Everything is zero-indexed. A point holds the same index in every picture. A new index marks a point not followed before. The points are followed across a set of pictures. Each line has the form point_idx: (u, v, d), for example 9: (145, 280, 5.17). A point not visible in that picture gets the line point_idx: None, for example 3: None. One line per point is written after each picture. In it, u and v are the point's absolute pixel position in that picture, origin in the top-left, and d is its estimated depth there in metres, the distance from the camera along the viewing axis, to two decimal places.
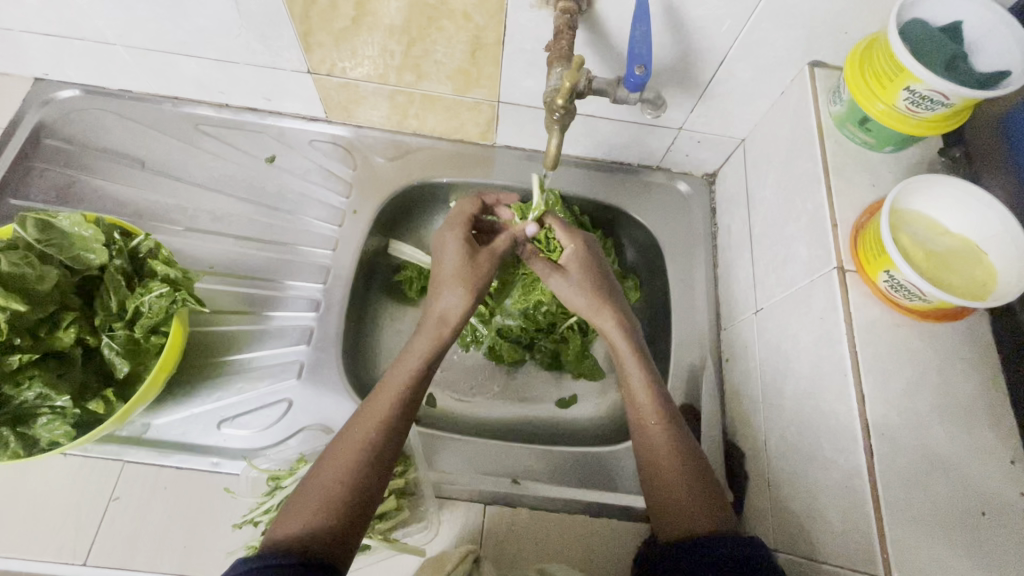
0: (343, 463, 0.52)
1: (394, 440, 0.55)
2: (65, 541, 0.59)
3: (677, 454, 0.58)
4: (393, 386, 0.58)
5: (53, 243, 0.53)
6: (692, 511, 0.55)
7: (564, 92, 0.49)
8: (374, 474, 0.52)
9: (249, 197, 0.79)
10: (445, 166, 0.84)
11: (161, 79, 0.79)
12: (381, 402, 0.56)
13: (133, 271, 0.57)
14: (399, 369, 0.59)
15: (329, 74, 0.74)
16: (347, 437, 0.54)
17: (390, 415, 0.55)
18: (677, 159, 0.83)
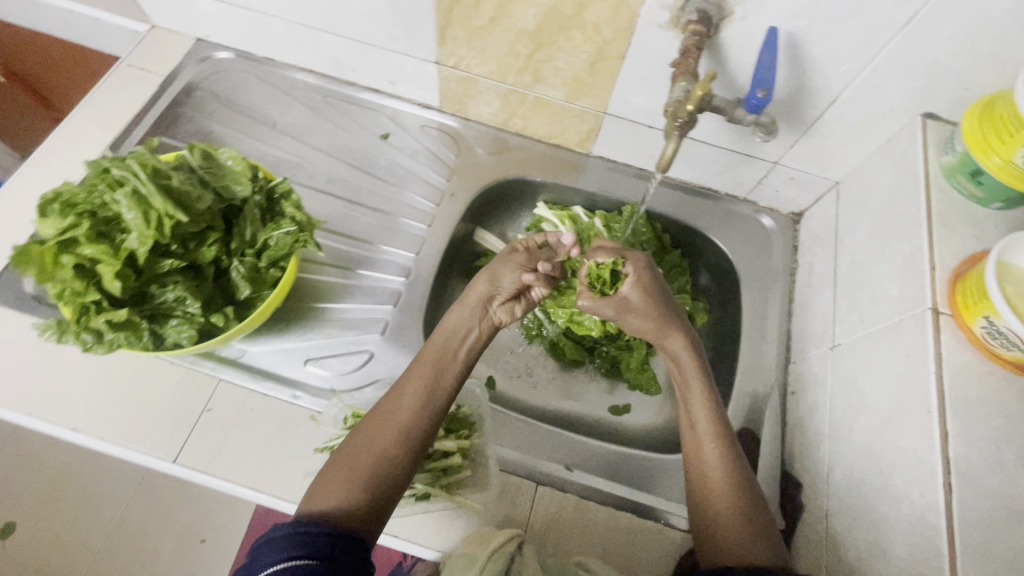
0: (377, 439, 0.56)
1: (423, 417, 0.58)
2: (160, 438, 0.65)
3: (732, 478, 0.57)
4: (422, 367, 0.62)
5: (211, 172, 0.60)
6: (743, 538, 0.53)
7: (694, 98, 0.52)
8: (406, 448, 0.56)
9: (361, 167, 0.86)
10: (539, 167, 0.89)
11: (304, 53, 0.88)
12: (411, 382, 0.60)
13: (268, 208, 0.64)
14: (428, 352, 0.63)
15: (455, 67, 0.81)
16: (376, 426, 0.57)
17: (420, 393, 0.59)
18: (765, 193, 0.85)
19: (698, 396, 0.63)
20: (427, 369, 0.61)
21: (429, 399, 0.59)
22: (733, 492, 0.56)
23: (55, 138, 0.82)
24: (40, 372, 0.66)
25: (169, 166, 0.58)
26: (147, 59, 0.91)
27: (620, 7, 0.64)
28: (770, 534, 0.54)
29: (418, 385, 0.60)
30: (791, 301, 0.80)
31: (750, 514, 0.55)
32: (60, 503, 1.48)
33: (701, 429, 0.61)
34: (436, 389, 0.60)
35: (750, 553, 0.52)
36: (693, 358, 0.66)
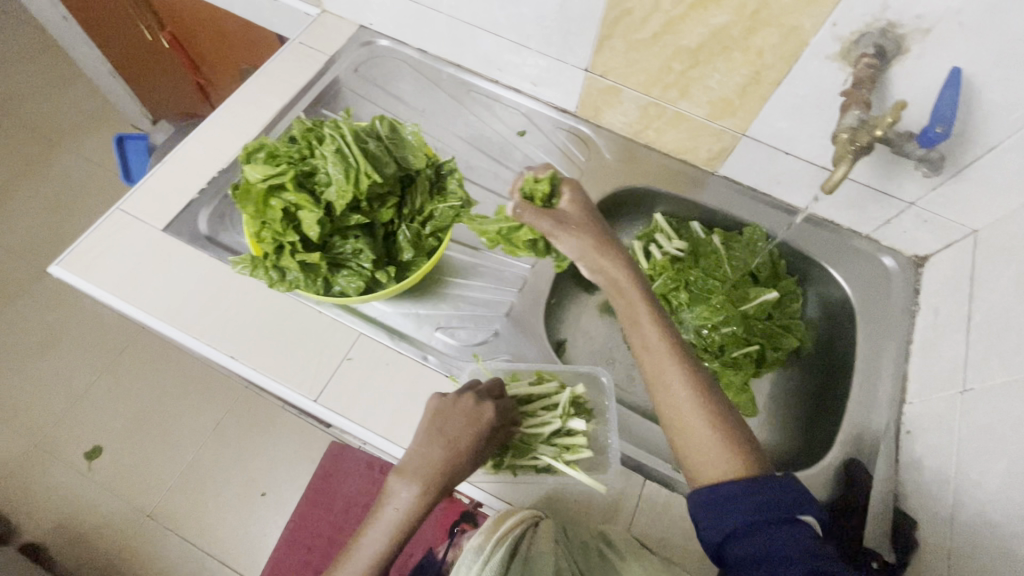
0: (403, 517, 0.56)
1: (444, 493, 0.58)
2: (306, 377, 0.70)
3: (700, 408, 0.57)
4: (444, 447, 0.58)
5: (395, 142, 0.67)
6: (724, 457, 0.55)
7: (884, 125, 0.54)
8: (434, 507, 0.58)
9: (497, 158, 0.92)
10: (664, 178, 0.92)
11: (458, 48, 0.95)
12: (437, 457, 0.58)
13: (434, 182, 0.71)
14: (446, 429, 0.59)
15: (603, 75, 0.85)
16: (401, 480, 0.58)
17: (443, 470, 0.57)
18: (890, 232, 0.86)
19: (663, 345, 0.60)
20: (452, 450, 0.58)
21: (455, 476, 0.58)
22: (713, 432, 0.56)
23: (234, 99, 0.91)
24: (209, 301, 0.74)
25: (365, 133, 0.65)
26: (316, 39, 1.00)
27: (791, 35, 0.67)
28: (749, 448, 0.56)
29: (439, 466, 0.57)
30: (910, 342, 0.80)
31: (710, 440, 0.56)
32: (144, 434, 1.59)
33: (677, 396, 0.58)
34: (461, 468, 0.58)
35: (732, 470, 0.54)
36: (624, 271, 0.63)
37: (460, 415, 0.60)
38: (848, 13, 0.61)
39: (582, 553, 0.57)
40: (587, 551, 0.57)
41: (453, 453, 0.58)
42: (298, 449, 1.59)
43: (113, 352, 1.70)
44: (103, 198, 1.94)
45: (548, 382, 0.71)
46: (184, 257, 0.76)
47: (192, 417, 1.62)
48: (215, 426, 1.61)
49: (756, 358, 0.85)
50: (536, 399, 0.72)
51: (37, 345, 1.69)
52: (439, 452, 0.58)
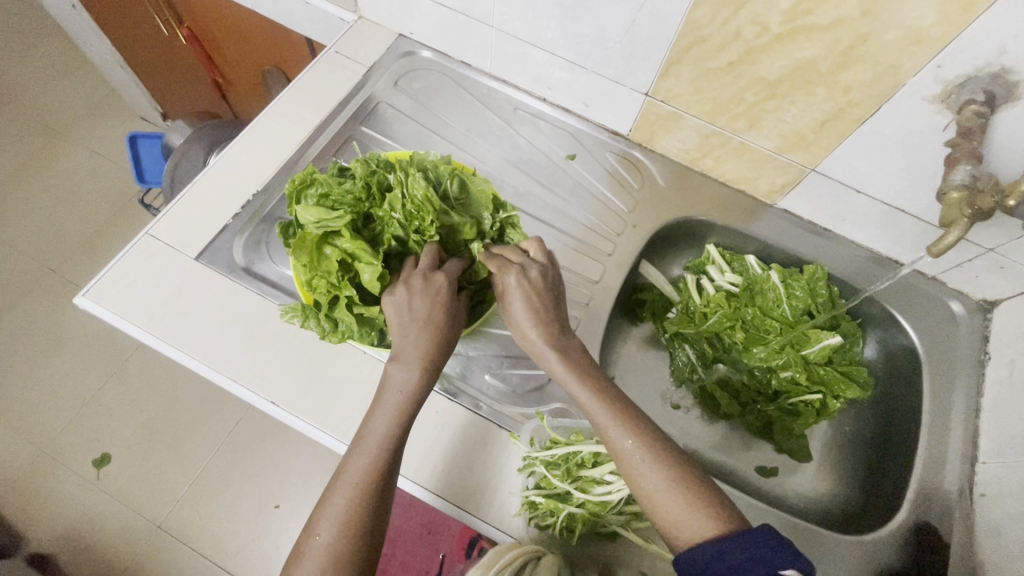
0: (334, 534, 0.49)
1: (381, 494, 0.52)
2: (352, 426, 0.66)
3: (661, 477, 0.52)
4: (374, 445, 0.53)
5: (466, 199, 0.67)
6: (690, 513, 0.50)
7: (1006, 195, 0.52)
8: (376, 511, 0.51)
9: (545, 182, 0.87)
10: (721, 210, 0.88)
11: (506, 65, 0.90)
12: (362, 461, 0.53)
13: None
14: (377, 424, 0.54)
15: (663, 101, 0.80)
16: (334, 490, 0.52)
17: (373, 472, 0.52)
18: (961, 276, 0.81)
19: (607, 422, 0.56)
20: (382, 448, 0.53)
21: (386, 468, 0.53)
22: (671, 487, 0.52)
23: (269, 114, 0.85)
24: (248, 339, 0.69)
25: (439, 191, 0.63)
26: (353, 49, 0.94)
27: (887, 73, 0.62)
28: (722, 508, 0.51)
29: (365, 471, 0.52)
30: (980, 395, 0.76)
31: (669, 492, 0.52)
32: (154, 442, 1.54)
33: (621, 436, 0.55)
34: (394, 455, 0.54)
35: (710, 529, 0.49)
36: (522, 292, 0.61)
37: (421, 291, 0.58)
38: (957, 55, 0.57)
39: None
40: None
41: (388, 445, 0.53)
42: (311, 462, 1.54)
43: (123, 356, 1.65)
44: (111, 195, 1.88)
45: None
46: (220, 290, 0.71)
47: (204, 426, 1.57)
48: (226, 436, 1.57)
49: (817, 407, 0.80)
50: (604, 461, 0.63)
51: (44, 347, 1.64)
52: (371, 452, 0.53)
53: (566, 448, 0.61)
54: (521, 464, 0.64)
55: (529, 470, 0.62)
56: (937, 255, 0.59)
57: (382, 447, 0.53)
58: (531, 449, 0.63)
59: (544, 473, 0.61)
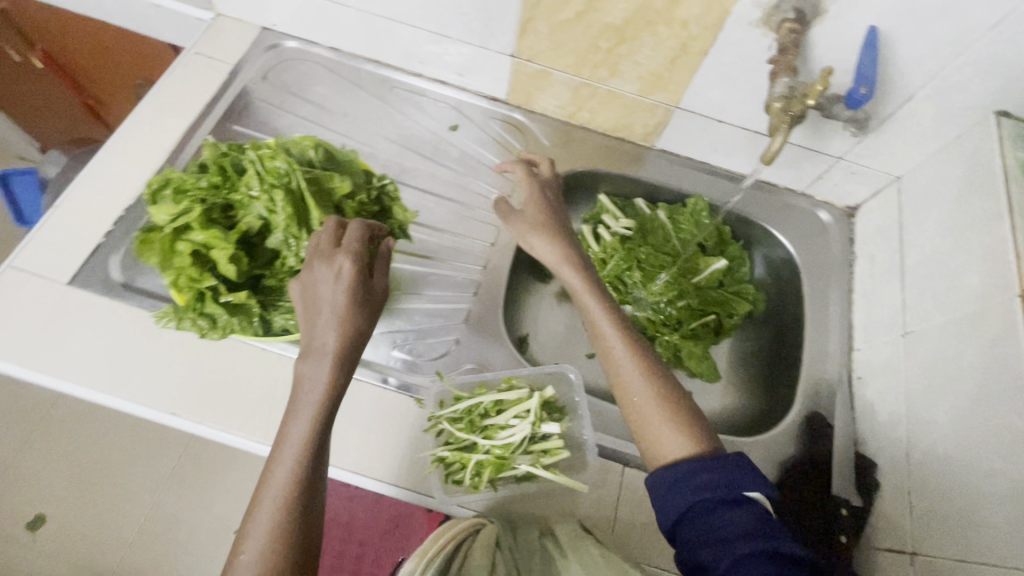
0: (266, 540, 0.47)
1: (311, 491, 0.50)
2: (258, 423, 0.65)
3: (654, 403, 0.58)
4: (297, 443, 0.50)
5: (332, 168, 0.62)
6: (675, 436, 0.56)
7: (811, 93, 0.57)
8: (307, 508, 0.49)
9: (431, 156, 0.87)
10: (604, 159, 0.91)
11: (374, 44, 0.89)
12: (285, 462, 0.50)
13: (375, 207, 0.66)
14: (296, 423, 0.51)
15: (530, 59, 0.82)
16: (258, 502, 0.49)
17: (299, 470, 0.49)
18: (824, 187, 0.88)
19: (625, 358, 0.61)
20: (306, 445, 0.50)
21: (312, 464, 0.50)
22: (659, 410, 0.57)
23: (130, 125, 0.82)
24: (137, 355, 0.67)
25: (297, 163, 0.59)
26: (216, 48, 0.91)
27: (713, 4, 0.66)
28: (699, 429, 0.56)
29: (290, 472, 0.49)
30: (851, 291, 0.84)
31: (659, 416, 0.57)
32: (92, 492, 1.46)
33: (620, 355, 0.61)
34: (320, 450, 0.51)
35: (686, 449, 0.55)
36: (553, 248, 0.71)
37: (325, 279, 0.56)
38: None
39: (524, 556, 0.58)
40: (531, 548, 0.59)
41: (311, 438, 0.51)
42: None
43: (42, 411, 1.55)
44: None
45: (516, 390, 0.67)
46: (101, 311, 0.69)
47: (144, 466, 1.50)
48: (171, 470, 1.51)
49: (714, 327, 0.86)
50: (506, 408, 0.68)
51: None
52: (294, 451, 0.50)
53: (467, 401, 0.65)
54: (426, 426, 0.65)
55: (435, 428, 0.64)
56: (768, 160, 0.59)
57: (305, 444, 0.50)
58: (436, 411, 0.65)
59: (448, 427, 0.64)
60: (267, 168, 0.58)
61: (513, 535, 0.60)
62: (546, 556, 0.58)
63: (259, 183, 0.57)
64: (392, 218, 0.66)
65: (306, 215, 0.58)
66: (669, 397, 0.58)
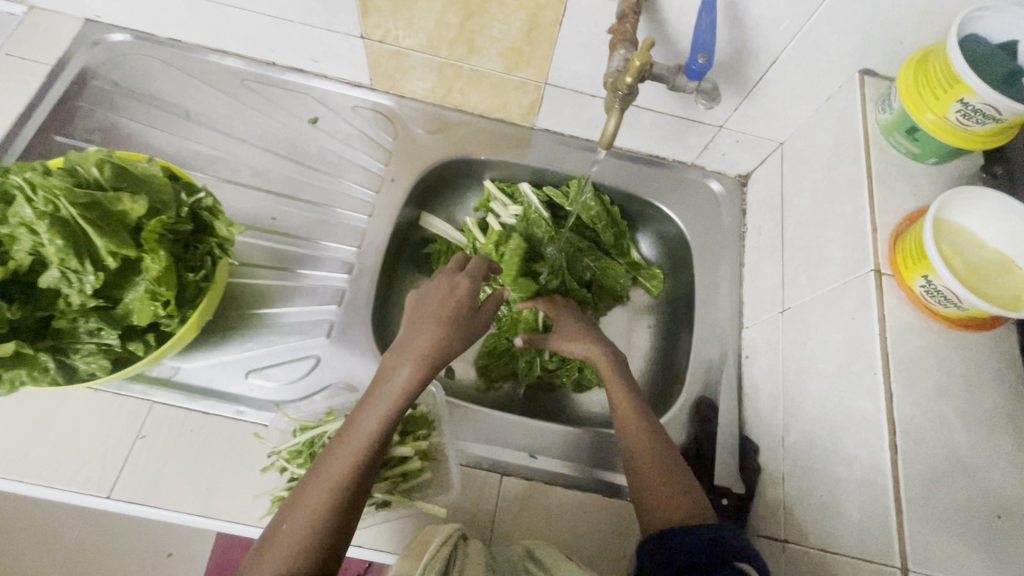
0: (292, 548, 0.46)
1: (355, 501, 0.50)
2: (91, 474, 0.60)
3: (671, 475, 0.58)
4: (348, 451, 0.51)
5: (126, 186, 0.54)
6: (678, 501, 0.56)
7: (632, 73, 0.47)
8: (347, 519, 0.49)
9: (288, 156, 0.80)
10: (483, 144, 0.85)
11: (212, 33, 0.80)
12: (336, 471, 0.50)
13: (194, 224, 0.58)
14: (358, 432, 0.52)
15: (382, 40, 0.74)
16: (312, 486, 0.50)
17: (346, 477, 0.50)
18: (712, 157, 0.84)
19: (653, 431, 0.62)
20: (353, 452, 0.51)
21: (367, 471, 0.51)
22: (671, 478, 0.58)
23: None
24: None
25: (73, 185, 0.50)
26: (29, 46, 0.80)
27: None
28: (694, 492, 0.57)
29: (341, 481, 0.50)
30: (741, 265, 0.81)
31: (671, 485, 0.58)
32: None
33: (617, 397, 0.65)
34: (376, 459, 0.52)
35: (686, 512, 0.55)
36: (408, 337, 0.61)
37: (438, 289, 0.64)
38: None
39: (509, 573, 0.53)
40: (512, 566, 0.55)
41: (368, 446, 0.52)
42: None
43: None
44: None
45: None
46: None
47: None
48: None
49: None
50: None
51: None
52: (350, 455, 0.51)
53: (309, 431, 0.60)
54: (264, 464, 0.61)
55: (276, 462, 0.60)
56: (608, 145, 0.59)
57: (359, 451, 0.51)
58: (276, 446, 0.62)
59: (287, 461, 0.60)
60: (30, 195, 0.49)
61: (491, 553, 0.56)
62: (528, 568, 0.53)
63: (21, 213, 0.48)
64: (217, 233, 0.58)
65: (90, 245, 0.50)
66: (672, 464, 0.59)
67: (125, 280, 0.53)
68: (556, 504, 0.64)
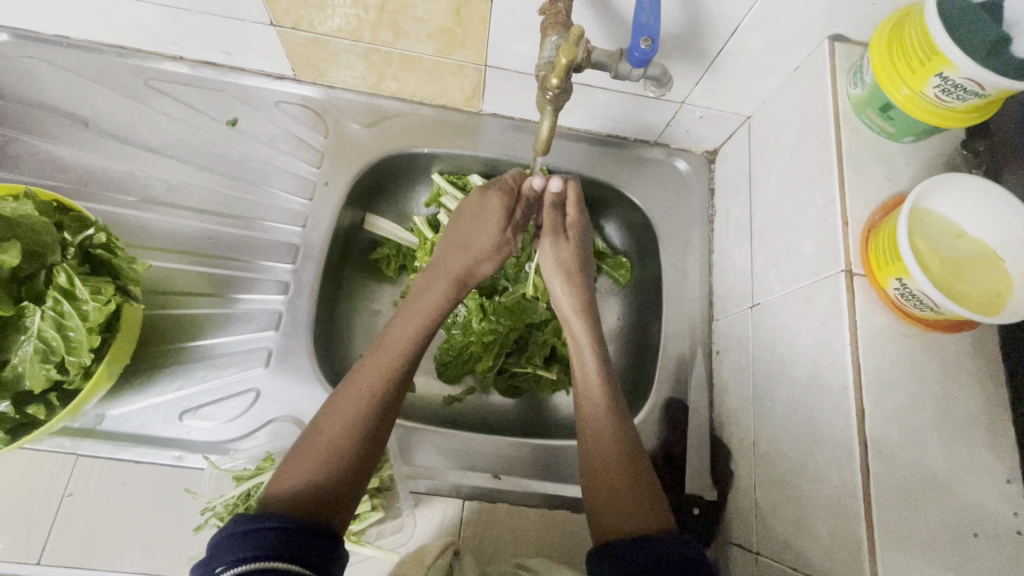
0: (320, 454, 0.47)
1: (379, 421, 0.51)
2: (14, 540, 0.56)
3: (628, 484, 0.52)
4: (372, 372, 0.53)
5: None
6: (639, 516, 0.50)
7: (560, 73, 0.41)
8: (371, 437, 0.50)
9: (209, 165, 0.73)
10: (426, 135, 0.76)
11: (101, 26, 0.68)
12: (361, 388, 0.52)
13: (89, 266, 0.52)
14: (376, 359, 0.54)
15: (295, 27, 0.64)
16: (344, 398, 0.51)
17: (373, 394, 0.52)
18: (676, 135, 0.77)
19: (611, 438, 0.55)
20: (383, 367, 0.54)
21: (391, 393, 0.53)
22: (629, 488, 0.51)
23: None
24: None
25: None
26: None
27: None
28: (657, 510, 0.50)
29: (364, 398, 0.51)
30: (710, 252, 0.76)
31: (629, 494, 0.51)
32: None
33: (587, 359, 0.61)
34: (400, 381, 0.54)
35: (643, 524, 0.49)
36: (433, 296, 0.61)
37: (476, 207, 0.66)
38: None
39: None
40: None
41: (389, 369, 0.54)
42: None
43: None
44: None
45: None
46: None
47: None
48: None
49: None
50: None
51: None
52: (376, 372, 0.53)
53: (242, 484, 0.55)
54: (199, 522, 0.57)
55: (210, 519, 0.56)
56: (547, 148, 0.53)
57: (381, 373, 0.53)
58: (210, 501, 0.57)
59: (222, 518, 0.56)
60: None
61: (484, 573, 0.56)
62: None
63: None
64: (116, 272, 0.52)
65: None
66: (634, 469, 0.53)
67: (8, 340, 0.47)
68: (518, 525, 0.64)
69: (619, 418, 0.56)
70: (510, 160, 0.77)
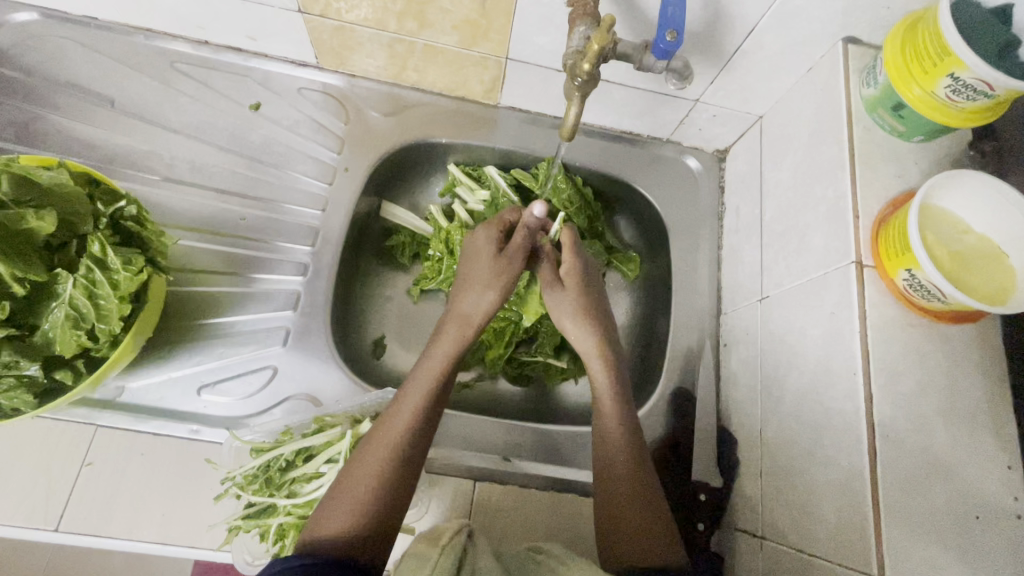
0: (355, 500, 0.49)
1: (409, 470, 0.52)
2: (35, 507, 0.56)
3: (645, 517, 0.55)
4: (401, 418, 0.54)
5: (32, 203, 0.47)
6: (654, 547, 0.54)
7: (591, 59, 0.43)
8: (403, 483, 0.51)
9: (232, 147, 0.74)
10: (445, 126, 0.78)
11: (130, 8, 0.70)
12: (391, 432, 0.53)
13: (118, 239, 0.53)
14: (408, 400, 0.55)
15: (322, 15, 0.66)
16: (373, 446, 0.52)
17: (402, 444, 0.52)
18: (689, 133, 0.78)
19: (630, 473, 0.57)
20: (411, 410, 0.54)
21: (419, 440, 0.54)
22: (644, 520, 0.55)
23: None
24: None
25: None
26: None
27: None
28: (671, 536, 0.55)
29: (394, 442, 0.52)
30: (720, 248, 0.77)
31: (643, 523, 0.55)
32: None
33: (606, 386, 0.62)
34: (427, 425, 0.55)
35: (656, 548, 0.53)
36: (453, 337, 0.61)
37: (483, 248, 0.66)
38: None
39: (517, 562, 0.54)
40: (520, 559, 0.54)
41: (419, 412, 0.54)
42: None
43: None
44: None
45: (328, 432, 0.60)
46: None
47: None
48: None
49: None
50: (318, 455, 0.60)
51: None
52: (404, 419, 0.54)
53: (263, 456, 0.57)
54: (218, 492, 0.59)
55: (231, 489, 0.57)
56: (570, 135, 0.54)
57: (410, 420, 0.54)
58: (229, 472, 0.59)
59: (242, 488, 0.57)
60: None
61: (500, 556, 0.55)
62: (538, 559, 0.53)
63: None
64: (145, 245, 0.54)
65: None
66: (650, 504, 0.56)
67: (39, 306, 0.48)
68: (529, 507, 0.65)
69: (639, 459, 0.58)
70: (526, 153, 0.79)
